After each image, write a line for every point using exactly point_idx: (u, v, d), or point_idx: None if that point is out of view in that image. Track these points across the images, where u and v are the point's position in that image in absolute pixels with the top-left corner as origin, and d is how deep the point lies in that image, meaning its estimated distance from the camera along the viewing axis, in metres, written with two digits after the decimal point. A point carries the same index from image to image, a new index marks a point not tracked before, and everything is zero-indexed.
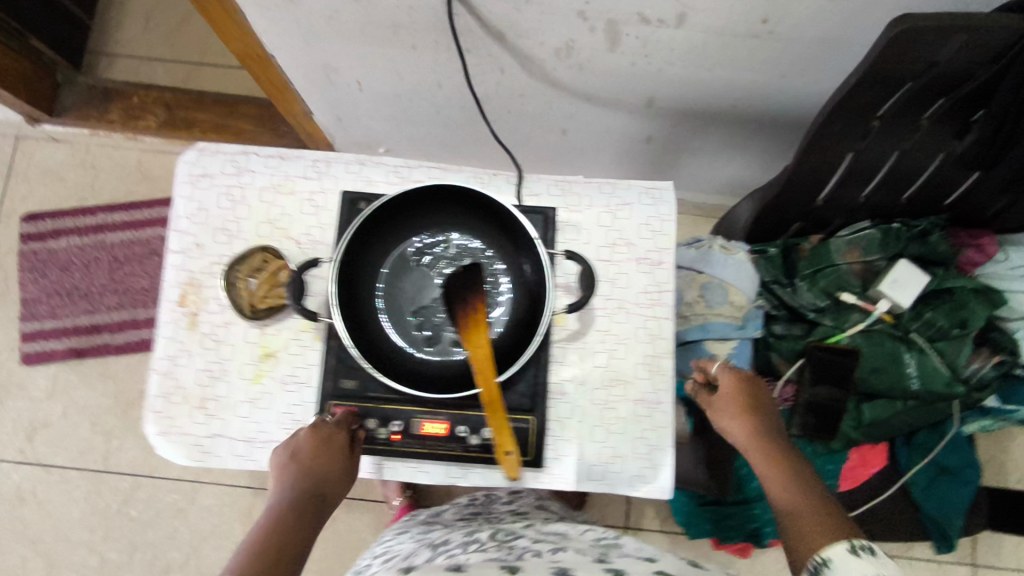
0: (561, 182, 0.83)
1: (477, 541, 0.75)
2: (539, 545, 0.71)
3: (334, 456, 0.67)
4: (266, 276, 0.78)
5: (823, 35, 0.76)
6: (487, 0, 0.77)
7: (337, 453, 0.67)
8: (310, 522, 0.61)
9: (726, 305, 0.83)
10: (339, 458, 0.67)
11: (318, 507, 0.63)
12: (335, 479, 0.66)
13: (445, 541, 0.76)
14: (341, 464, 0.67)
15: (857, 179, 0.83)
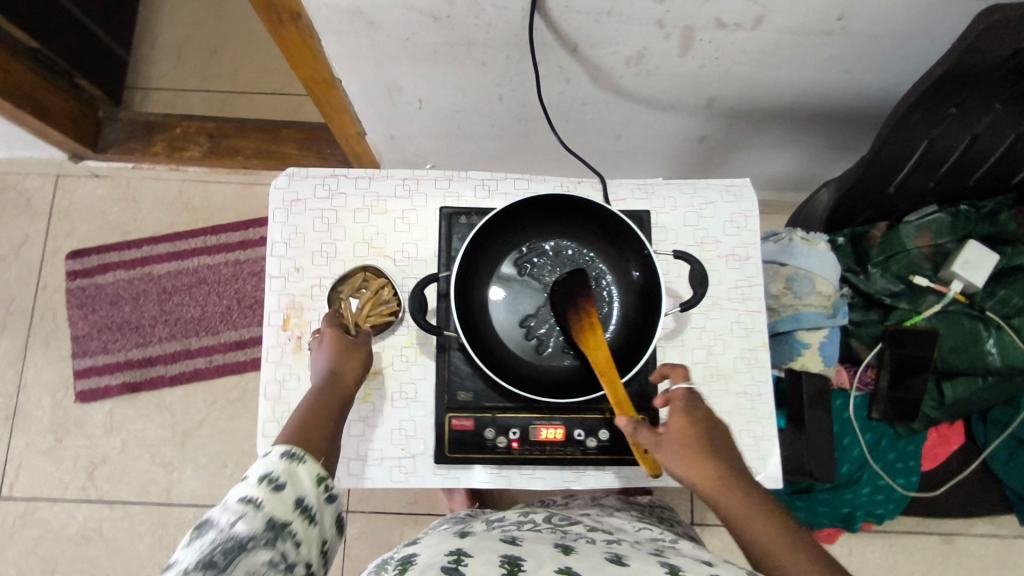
0: (644, 186, 0.85)
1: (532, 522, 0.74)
2: (594, 533, 0.70)
3: (347, 355, 0.72)
4: (371, 295, 0.78)
5: (895, 28, 0.79)
6: (568, 14, 0.79)
7: (354, 355, 0.73)
8: (333, 407, 0.69)
9: (814, 295, 0.85)
10: (356, 356, 0.73)
11: (340, 392, 0.70)
12: (352, 372, 0.72)
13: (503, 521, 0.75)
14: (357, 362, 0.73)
15: (930, 167, 0.85)
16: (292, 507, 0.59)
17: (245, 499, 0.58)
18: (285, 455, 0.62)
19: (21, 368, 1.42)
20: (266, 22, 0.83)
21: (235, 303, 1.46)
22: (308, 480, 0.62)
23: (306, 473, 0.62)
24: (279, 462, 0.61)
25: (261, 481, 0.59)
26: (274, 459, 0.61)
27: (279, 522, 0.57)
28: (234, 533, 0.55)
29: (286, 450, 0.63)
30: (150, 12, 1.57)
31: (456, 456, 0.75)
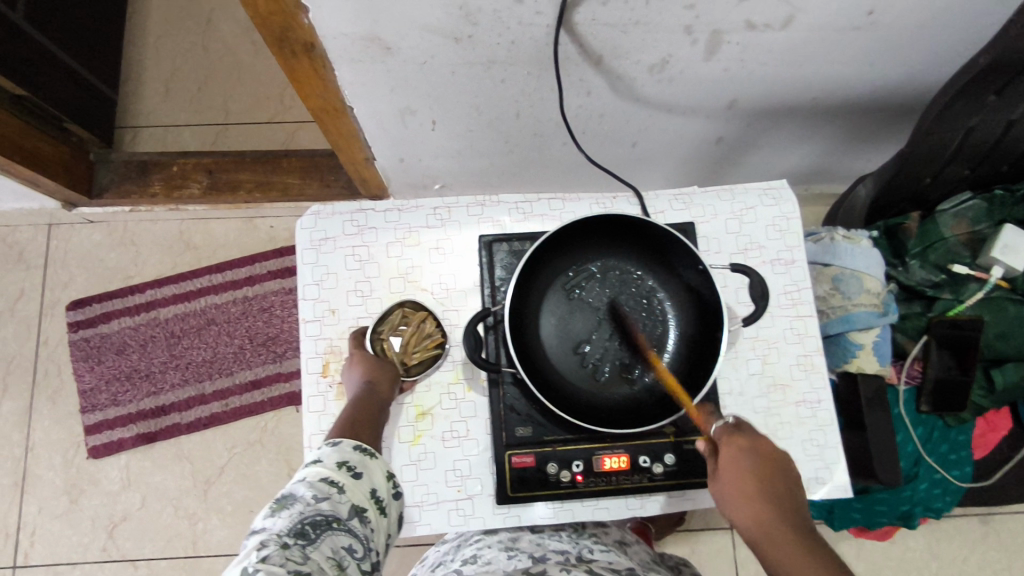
0: (681, 196, 0.83)
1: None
2: None
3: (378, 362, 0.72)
4: (414, 329, 0.76)
5: (926, 18, 0.77)
6: (594, 26, 0.77)
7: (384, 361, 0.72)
8: (375, 409, 0.68)
9: (864, 294, 0.83)
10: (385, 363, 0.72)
11: (379, 396, 0.70)
12: (386, 379, 0.71)
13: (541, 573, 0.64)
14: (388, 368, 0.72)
15: (967, 154, 0.83)
16: (367, 495, 0.60)
17: (328, 479, 0.59)
18: (357, 447, 0.63)
19: (28, 429, 1.36)
20: (277, 55, 0.80)
21: (247, 341, 1.42)
22: (379, 474, 0.63)
23: (377, 467, 0.63)
24: (352, 453, 0.62)
25: (339, 466, 0.61)
26: (347, 449, 0.62)
27: (356, 507, 0.59)
28: (321, 509, 0.56)
29: (358, 444, 0.64)
30: (134, 49, 1.52)
31: (519, 495, 0.71)
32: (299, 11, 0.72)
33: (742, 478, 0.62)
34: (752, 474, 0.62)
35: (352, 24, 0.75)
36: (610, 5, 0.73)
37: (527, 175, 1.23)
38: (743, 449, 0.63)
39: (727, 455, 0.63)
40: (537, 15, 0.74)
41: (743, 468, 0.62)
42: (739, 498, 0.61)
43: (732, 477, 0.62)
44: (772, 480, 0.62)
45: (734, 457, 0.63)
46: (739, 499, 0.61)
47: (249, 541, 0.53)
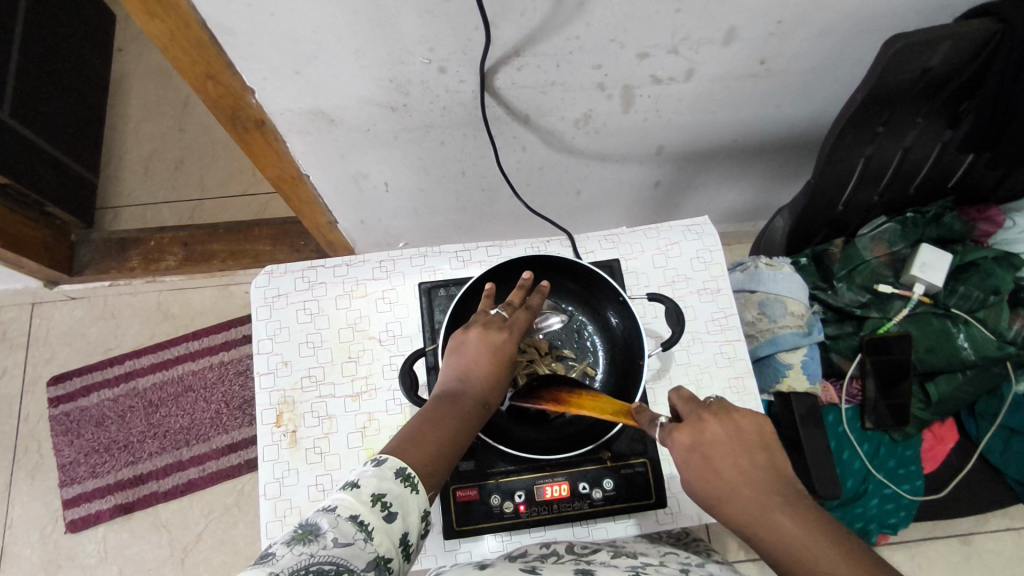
0: (610, 236, 0.89)
1: (555, 552, 0.68)
2: (618, 559, 0.65)
3: (497, 358, 0.65)
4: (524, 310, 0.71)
5: (814, 65, 0.86)
6: (516, 90, 0.85)
7: (503, 359, 0.66)
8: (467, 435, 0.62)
9: (788, 317, 0.90)
10: (503, 356, 0.66)
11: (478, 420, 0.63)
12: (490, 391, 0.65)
13: (523, 552, 0.68)
14: (503, 364, 0.66)
15: (872, 179, 0.89)
16: (396, 542, 0.53)
17: (357, 518, 0.52)
18: (400, 474, 0.56)
19: (7, 507, 1.37)
20: (230, 131, 0.87)
21: (224, 406, 1.45)
22: (415, 514, 0.55)
23: (415, 504, 0.56)
24: (392, 482, 0.55)
25: (373, 501, 0.53)
26: (389, 476, 0.56)
27: (381, 558, 0.51)
28: (336, 557, 0.48)
29: (403, 468, 0.57)
30: (115, 134, 1.62)
31: (465, 528, 0.73)
32: (245, 91, 0.80)
33: (709, 468, 0.56)
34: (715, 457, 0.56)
35: (295, 101, 0.83)
36: (525, 70, 0.81)
37: (483, 228, 1.30)
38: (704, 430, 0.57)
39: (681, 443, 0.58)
40: (461, 82, 0.82)
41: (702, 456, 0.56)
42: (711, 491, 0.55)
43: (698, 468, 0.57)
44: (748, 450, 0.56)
45: (693, 445, 0.57)
46: (716, 489, 0.55)
47: (255, 566, 0.46)
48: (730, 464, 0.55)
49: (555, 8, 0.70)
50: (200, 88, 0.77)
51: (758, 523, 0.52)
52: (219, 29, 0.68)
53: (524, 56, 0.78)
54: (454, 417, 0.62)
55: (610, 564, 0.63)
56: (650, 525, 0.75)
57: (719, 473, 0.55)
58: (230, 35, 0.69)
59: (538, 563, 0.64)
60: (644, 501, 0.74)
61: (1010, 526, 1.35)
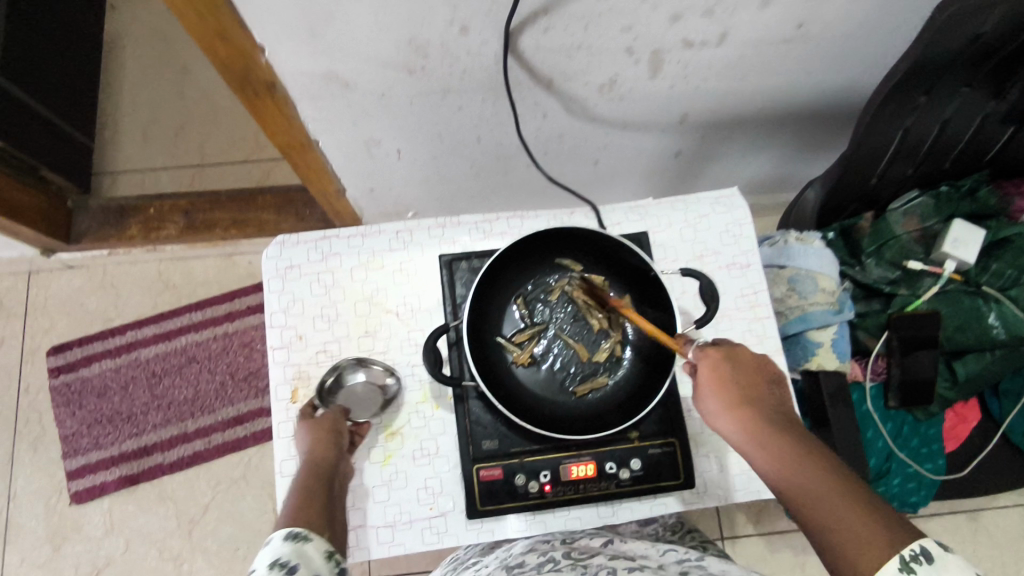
0: (636, 208, 0.85)
1: (553, 559, 0.64)
2: (618, 563, 0.61)
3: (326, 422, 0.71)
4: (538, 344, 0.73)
5: (854, 30, 0.81)
6: (541, 53, 0.80)
7: (335, 424, 0.71)
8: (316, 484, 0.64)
9: (819, 293, 0.86)
10: (332, 423, 0.71)
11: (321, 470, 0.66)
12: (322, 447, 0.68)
13: (520, 563, 0.65)
14: (337, 427, 0.71)
15: (908, 153, 0.86)
16: None
17: None
18: (289, 537, 0.55)
19: (10, 478, 1.36)
20: (239, 94, 0.83)
21: (229, 377, 1.42)
22: (317, 558, 0.55)
23: (315, 552, 0.55)
24: (284, 546, 0.54)
25: (271, 568, 0.52)
26: (278, 544, 0.55)
27: None
28: None
29: (290, 531, 0.56)
30: (110, 96, 1.56)
31: (489, 508, 0.71)
32: (254, 51, 0.74)
33: (734, 393, 0.60)
34: (743, 390, 0.61)
35: (307, 61, 0.78)
36: (552, 32, 0.76)
37: (496, 199, 1.26)
38: (738, 361, 0.62)
39: (710, 368, 0.62)
40: (484, 44, 0.77)
41: (734, 383, 0.61)
42: (733, 413, 0.59)
43: (724, 389, 0.61)
44: (770, 392, 0.61)
45: (727, 373, 0.61)
46: (736, 414, 0.59)
47: None
48: (754, 400, 0.60)
49: None
50: (208, 46, 0.72)
51: (769, 450, 0.56)
52: None
53: (552, 16, 0.73)
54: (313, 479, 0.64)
55: (607, 569, 0.59)
56: (677, 505, 0.74)
57: (742, 402, 0.60)
58: None
59: None
60: (673, 481, 0.72)
61: (1019, 502, 1.35)
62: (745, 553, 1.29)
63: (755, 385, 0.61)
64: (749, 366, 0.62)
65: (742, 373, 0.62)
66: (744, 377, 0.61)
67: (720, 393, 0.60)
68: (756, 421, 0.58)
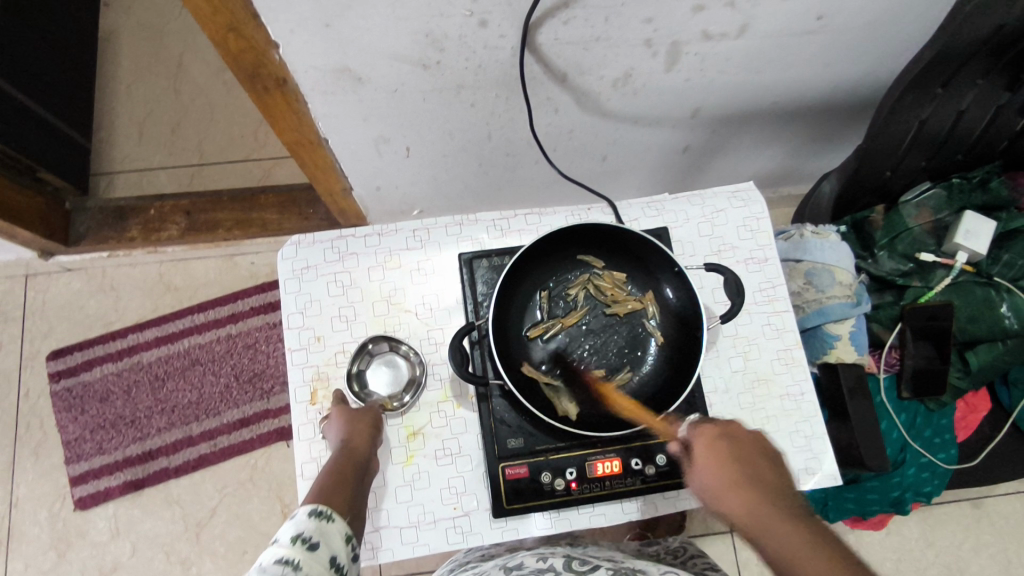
0: (653, 203, 0.85)
1: (552, 568, 0.63)
2: None
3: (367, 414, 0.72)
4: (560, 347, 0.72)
5: (871, 22, 0.81)
6: (557, 46, 0.80)
7: (374, 420, 0.71)
8: (352, 472, 0.65)
9: (836, 286, 0.86)
10: (371, 415, 0.72)
11: (357, 458, 0.67)
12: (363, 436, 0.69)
13: (519, 565, 0.65)
14: (375, 421, 0.72)
15: (923, 146, 0.86)
16: (327, 566, 0.55)
17: (282, 559, 0.53)
18: (313, 513, 0.59)
19: (11, 485, 1.33)
20: (250, 90, 0.81)
21: (233, 379, 1.41)
22: (338, 538, 0.58)
23: (336, 532, 0.59)
24: (308, 521, 0.58)
25: (294, 540, 0.56)
26: (304, 518, 0.58)
27: None
28: None
29: (314, 508, 0.59)
30: (105, 95, 1.53)
31: (514, 507, 0.71)
32: (269, 46, 0.73)
33: (725, 469, 0.60)
34: (737, 466, 0.60)
35: (322, 57, 0.77)
36: (572, 24, 0.75)
37: (502, 195, 1.25)
38: (731, 439, 0.63)
39: (705, 444, 0.63)
40: (501, 38, 0.76)
41: (727, 459, 0.61)
42: (726, 490, 0.59)
43: (719, 468, 0.61)
44: (769, 469, 0.60)
45: (718, 451, 0.62)
46: (730, 491, 0.58)
47: None
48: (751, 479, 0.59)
49: None
50: (222, 41, 0.71)
51: (763, 525, 0.55)
52: None
53: (572, 9, 0.72)
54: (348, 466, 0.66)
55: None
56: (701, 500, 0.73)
57: (736, 477, 0.59)
58: None
59: None
60: None
61: (1022, 489, 1.37)
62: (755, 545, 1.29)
63: (751, 463, 0.61)
64: (744, 443, 0.63)
65: (737, 451, 0.62)
66: (735, 452, 0.62)
67: (709, 466, 0.61)
68: (749, 493, 0.57)
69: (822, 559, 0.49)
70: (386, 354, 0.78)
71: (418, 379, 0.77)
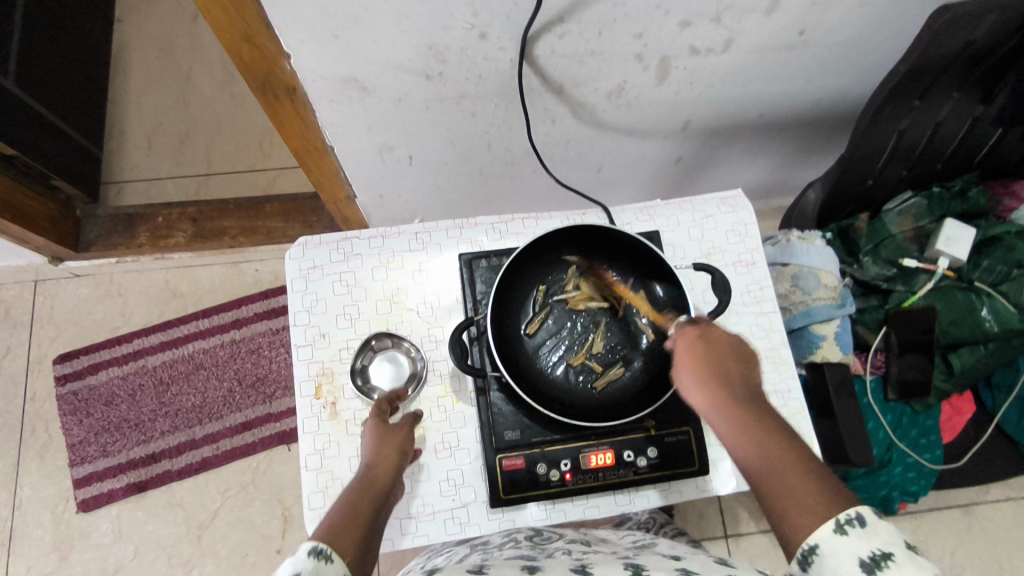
0: (645, 209, 0.89)
1: (514, 539, 0.70)
2: (572, 545, 0.66)
3: (397, 442, 0.69)
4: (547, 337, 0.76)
5: (850, 38, 0.86)
6: (553, 59, 0.84)
7: (401, 448, 0.69)
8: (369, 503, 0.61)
9: (822, 289, 0.90)
10: (400, 443, 0.69)
11: (375, 489, 0.63)
12: (386, 468, 0.66)
13: (485, 542, 0.71)
14: (402, 450, 0.69)
15: (902, 155, 0.90)
16: None
17: None
18: (312, 551, 0.52)
19: (16, 487, 1.35)
20: (261, 99, 0.85)
21: (236, 384, 1.43)
22: None
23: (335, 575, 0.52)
24: (306, 561, 0.51)
25: None
26: (301, 557, 0.51)
27: None
28: None
29: (315, 545, 0.53)
30: (117, 107, 1.58)
31: (511, 497, 0.74)
32: (281, 56, 0.78)
33: (706, 372, 0.63)
34: (717, 370, 0.63)
35: (330, 67, 0.81)
36: (567, 38, 0.80)
37: (501, 204, 1.29)
38: (714, 345, 0.64)
39: (687, 346, 0.65)
40: (500, 50, 0.81)
41: (709, 363, 0.63)
42: (704, 390, 0.62)
43: (701, 372, 0.63)
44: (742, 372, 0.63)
45: (701, 353, 0.64)
46: (707, 391, 0.62)
47: None
48: (725, 381, 0.62)
49: None
50: (236, 51, 0.75)
51: (744, 434, 0.59)
52: None
53: (567, 23, 0.77)
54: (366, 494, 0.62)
55: (564, 551, 0.63)
56: (691, 493, 0.76)
57: (717, 384, 0.62)
58: None
59: (495, 553, 0.66)
60: (687, 468, 0.74)
61: (1012, 495, 1.39)
62: (749, 549, 1.31)
63: (727, 365, 0.63)
64: (724, 346, 0.64)
65: (717, 353, 0.64)
66: (718, 358, 0.64)
67: (690, 370, 0.63)
68: (731, 402, 0.61)
69: (798, 475, 0.55)
70: (389, 349, 0.80)
71: (417, 372, 0.79)
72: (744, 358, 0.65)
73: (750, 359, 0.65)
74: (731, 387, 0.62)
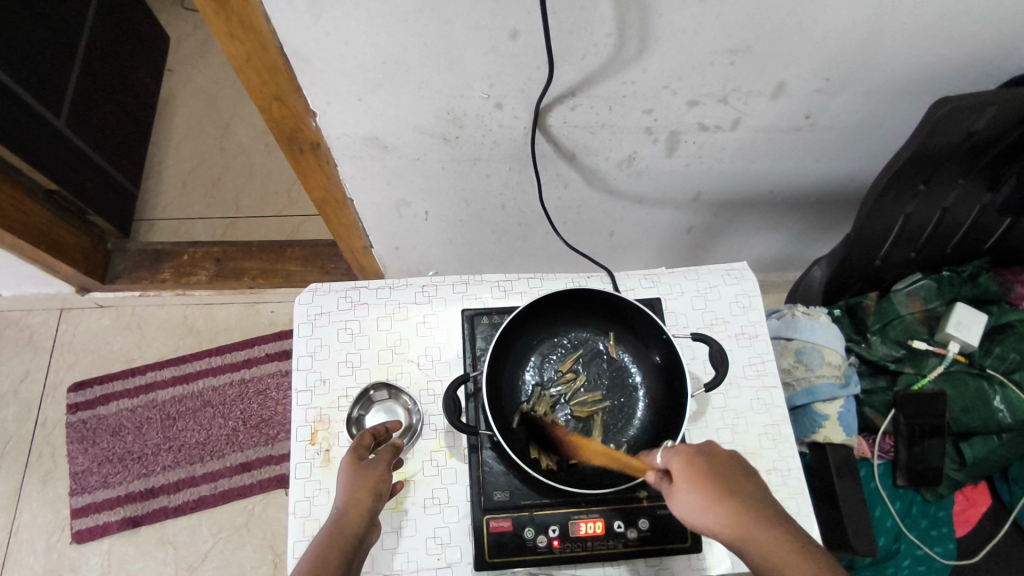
0: (650, 276, 0.90)
1: None
2: None
3: (372, 477, 0.65)
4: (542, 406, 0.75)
5: (856, 123, 0.88)
6: (565, 129, 0.88)
7: (375, 483, 0.64)
8: (337, 554, 0.57)
9: (825, 366, 0.91)
10: (376, 479, 0.65)
11: (346, 536, 0.59)
12: (357, 507, 0.62)
13: None
14: (378, 486, 0.64)
15: (910, 238, 0.91)
16: None
17: None
18: None
19: (14, 512, 1.36)
20: (287, 152, 0.90)
21: (241, 423, 1.44)
22: None
23: None
24: None
25: None
26: None
27: None
28: None
29: None
30: (158, 149, 1.67)
31: (496, 561, 0.72)
32: (307, 115, 0.82)
33: (718, 494, 0.58)
34: (726, 489, 0.58)
35: (354, 126, 0.86)
36: (578, 110, 0.83)
37: (515, 262, 1.31)
38: (711, 463, 0.61)
39: (683, 469, 0.60)
40: (515, 118, 0.85)
41: (714, 482, 0.59)
42: (722, 515, 0.57)
43: (705, 492, 0.58)
44: (744, 486, 0.59)
45: (698, 471, 0.60)
46: (720, 515, 0.57)
47: None
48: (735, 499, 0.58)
49: (616, 53, 0.73)
50: (265, 108, 0.80)
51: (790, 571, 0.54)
52: (293, 53, 0.71)
53: (579, 97, 0.81)
54: (333, 541, 0.58)
55: None
56: (683, 570, 0.74)
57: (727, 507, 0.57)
58: (303, 60, 0.72)
59: None
60: (681, 544, 0.73)
61: None
62: None
63: (731, 478, 0.60)
64: (727, 463, 0.61)
65: (718, 469, 0.60)
66: (721, 473, 0.60)
67: (700, 495, 0.58)
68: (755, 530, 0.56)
69: None
70: (386, 401, 0.82)
71: (413, 425, 0.80)
72: (746, 473, 0.61)
73: (751, 473, 0.61)
74: (750, 507, 0.57)
